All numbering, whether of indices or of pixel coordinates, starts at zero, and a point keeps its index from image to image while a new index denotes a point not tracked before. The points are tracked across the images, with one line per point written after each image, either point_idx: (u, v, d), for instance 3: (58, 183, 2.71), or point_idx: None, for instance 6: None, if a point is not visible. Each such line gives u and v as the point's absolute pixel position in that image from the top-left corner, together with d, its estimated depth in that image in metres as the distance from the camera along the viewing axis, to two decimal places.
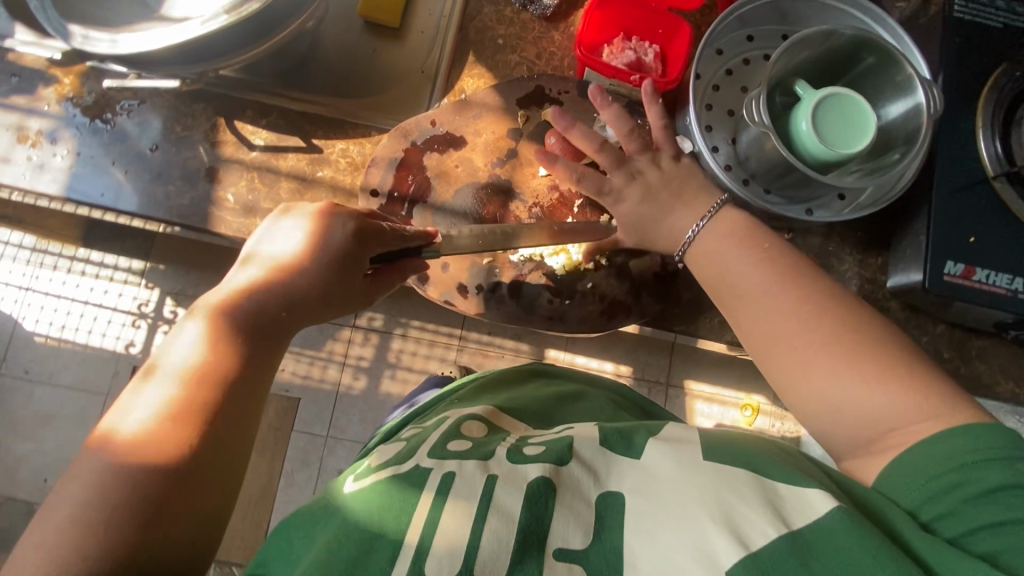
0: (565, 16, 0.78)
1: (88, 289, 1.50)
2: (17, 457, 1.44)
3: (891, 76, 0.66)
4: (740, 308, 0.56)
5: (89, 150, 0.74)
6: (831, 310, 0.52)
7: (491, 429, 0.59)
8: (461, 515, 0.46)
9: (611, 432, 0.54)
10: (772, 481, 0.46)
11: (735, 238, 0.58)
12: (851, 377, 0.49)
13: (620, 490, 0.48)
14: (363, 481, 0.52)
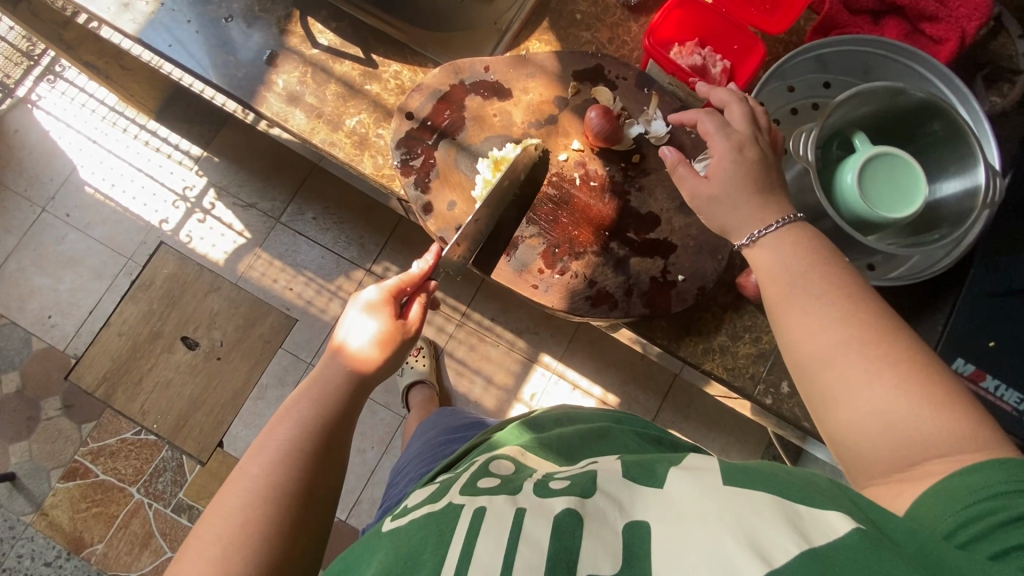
0: (648, 11, 0.78)
1: (146, 158, 1.57)
2: (32, 287, 1.53)
3: (955, 152, 0.62)
4: (787, 301, 0.47)
5: (173, 5, 0.78)
6: (879, 319, 0.43)
7: (519, 467, 0.50)
8: (493, 544, 0.35)
9: (632, 463, 0.43)
10: (795, 503, 0.34)
11: (795, 246, 0.49)
12: (902, 394, 0.39)
13: (647, 519, 0.36)
14: (403, 521, 0.42)
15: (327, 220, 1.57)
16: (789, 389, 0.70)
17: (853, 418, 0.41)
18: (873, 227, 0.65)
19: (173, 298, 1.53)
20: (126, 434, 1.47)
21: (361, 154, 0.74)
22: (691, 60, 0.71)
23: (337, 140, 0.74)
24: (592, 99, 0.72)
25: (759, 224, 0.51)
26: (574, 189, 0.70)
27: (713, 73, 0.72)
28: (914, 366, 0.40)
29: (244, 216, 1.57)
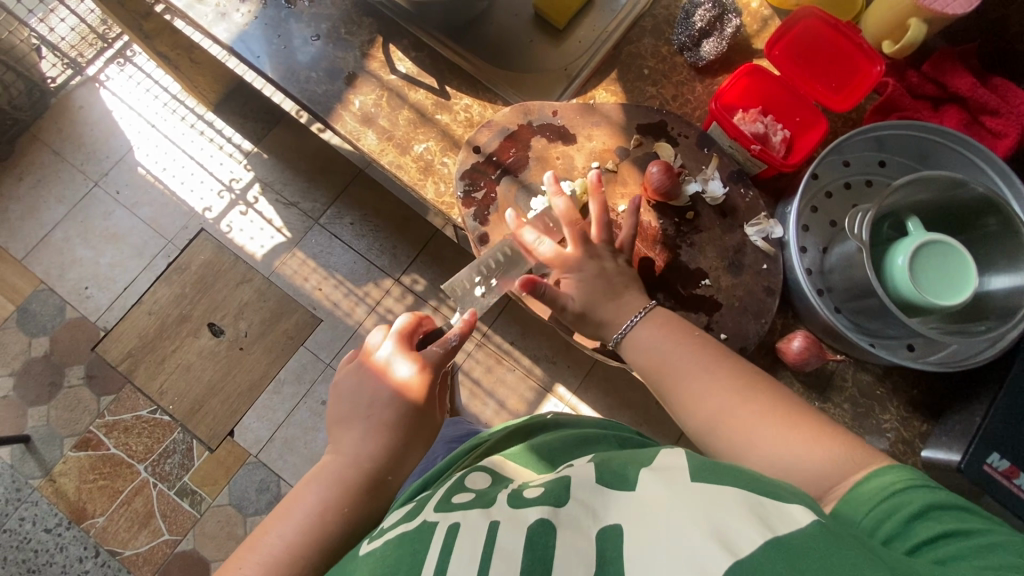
0: (714, 73, 0.81)
1: (201, 146, 1.63)
2: (75, 257, 1.58)
3: (1008, 247, 0.63)
4: (679, 381, 0.59)
5: (266, 18, 0.83)
6: (756, 382, 0.56)
7: (496, 478, 0.55)
8: (466, 558, 0.40)
9: (605, 470, 0.48)
10: (762, 499, 0.40)
11: (666, 328, 0.62)
12: (788, 433, 0.51)
13: (619, 521, 0.41)
14: (381, 542, 0.47)
15: (365, 226, 1.61)
16: None
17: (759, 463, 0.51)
18: (919, 309, 0.65)
19: (206, 284, 1.57)
20: (142, 411, 1.50)
21: (425, 179, 0.77)
22: (753, 126, 0.73)
23: (404, 164, 0.78)
24: (653, 152, 0.75)
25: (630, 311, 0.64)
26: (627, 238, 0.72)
27: (773, 142, 0.73)
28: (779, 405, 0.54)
29: (285, 213, 1.61)
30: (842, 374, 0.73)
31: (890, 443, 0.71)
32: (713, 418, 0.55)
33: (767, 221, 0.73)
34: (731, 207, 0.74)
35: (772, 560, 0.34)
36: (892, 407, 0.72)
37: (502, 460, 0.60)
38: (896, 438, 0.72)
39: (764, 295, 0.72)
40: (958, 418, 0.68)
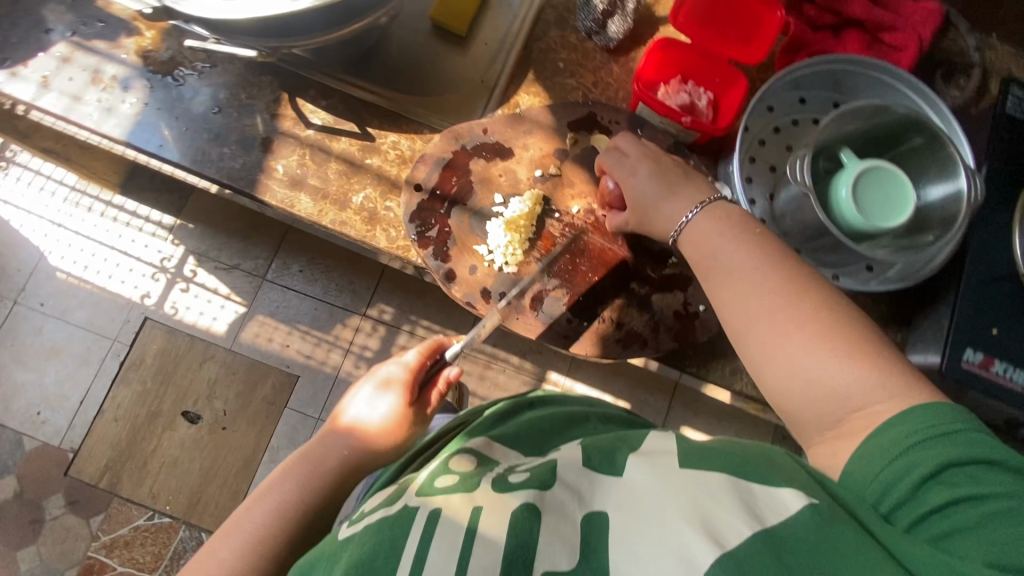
0: (626, 51, 0.82)
1: (118, 234, 1.52)
2: (17, 385, 1.47)
3: (936, 159, 0.68)
4: (716, 276, 0.54)
5: (157, 103, 0.77)
6: (810, 288, 0.49)
7: (481, 460, 0.52)
8: (446, 548, 0.38)
9: (594, 451, 0.47)
10: (749, 484, 0.40)
11: (722, 228, 0.55)
12: (836, 353, 0.45)
13: (604, 509, 0.41)
14: (358, 528, 0.42)
15: (315, 270, 1.56)
16: None
17: (788, 378, 0.46)
18: (870, 235, 0.69)
19: (167, 374, 1.48)
20: (138, 521, 1.42)
21: (373, 229, 0.74)
22: (678, 98, 0.75)
23: (348, 219, 0.75)
24: (591, 147, 0.75)
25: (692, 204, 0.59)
26: (588, 237, 0.73)
27: (700, 108, 0.75)
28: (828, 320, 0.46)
29: (229, 279, 1.54)
30: None
31: None
32: (754, 316, 0.49)
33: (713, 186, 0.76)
34: None
35: (764, 554, 0.34)
36: None
37: (488, 441, 0.57)
38: None
39: None
40: (926, 322, 0.73)
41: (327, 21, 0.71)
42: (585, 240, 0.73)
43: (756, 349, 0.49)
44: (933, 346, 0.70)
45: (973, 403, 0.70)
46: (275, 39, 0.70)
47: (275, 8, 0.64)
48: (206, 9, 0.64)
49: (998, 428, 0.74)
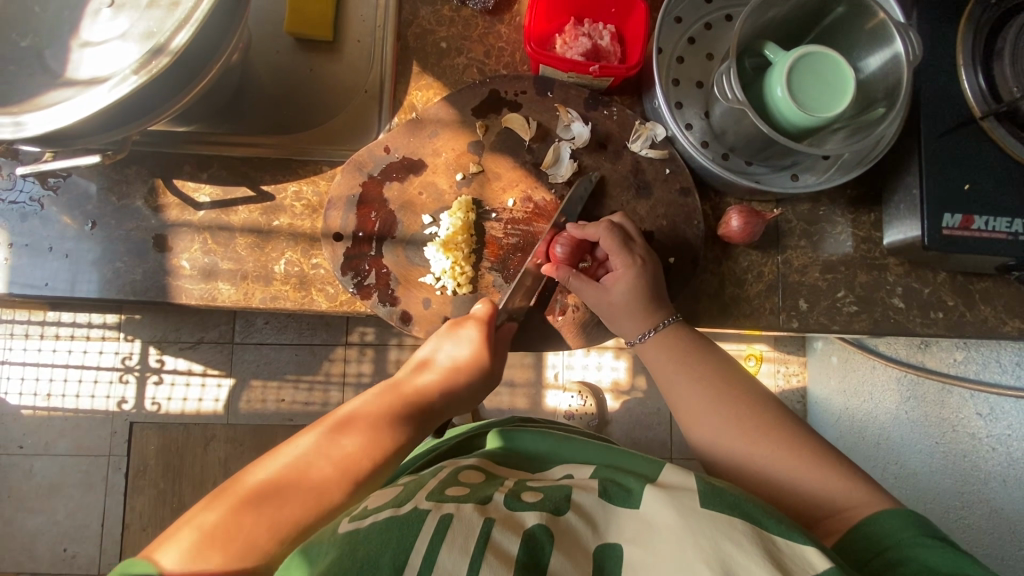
0: (508, 6, 0.73)
1: (67, 352, 1.43)
2: (30, 532, 1.42)
3: (863, 25, 0.63)
4: (680, 394, 0.62)
5: (26, 237, 0.67)
6: (775, 427, 0.57)
7: (488, 476, 0.56)
8: (459, 551, 0.42)
9: (610, 483, 0.52)
10: (773, 536, 0.44)
11: (675, 357, 0.63)
12: (798, 469, 0.54)
13: (619, 542, 0.45)
14: (365, 523, 0.44)
15: (280, 318, 1.48)
16: (807, 304, 0.71)
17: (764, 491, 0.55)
18: (816, 131, 0.64)
19: (175, 469, 1.44)
20: None
21: (308, 293, 0.68)
22: (579, 45, 0.67)
23: (278, 291, 0.68)
24: (504, 129, 0.68)
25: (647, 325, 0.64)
26: (534, 228, 0.68)
27: (605, 48, 0.68)
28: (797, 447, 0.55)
29: (197, 356, 1.46)
30: (786, 218, 0.73)
31: (854, 248, 0.73)
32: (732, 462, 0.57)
33: (645, 126, 0.69)
34: (605, 135, 0.69)
35: None
36: (839, 217, 0.73)
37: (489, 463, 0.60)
38: (857, 241, 0.73)
39: (683, 196, 0.69)
40: (898, 195, 0.69)
41: (165, 92, 0.60)
42: (534, 233, 0.67)
43: (733, 462, 0.57)
44: (911, 220, 0.67)
45: (964, 261, 0.68)
46: (121, 126, 0.61)
47: (96, 100, 0.55)
48: (23, 125, 0.55)
49: (992, 274, 0.72)
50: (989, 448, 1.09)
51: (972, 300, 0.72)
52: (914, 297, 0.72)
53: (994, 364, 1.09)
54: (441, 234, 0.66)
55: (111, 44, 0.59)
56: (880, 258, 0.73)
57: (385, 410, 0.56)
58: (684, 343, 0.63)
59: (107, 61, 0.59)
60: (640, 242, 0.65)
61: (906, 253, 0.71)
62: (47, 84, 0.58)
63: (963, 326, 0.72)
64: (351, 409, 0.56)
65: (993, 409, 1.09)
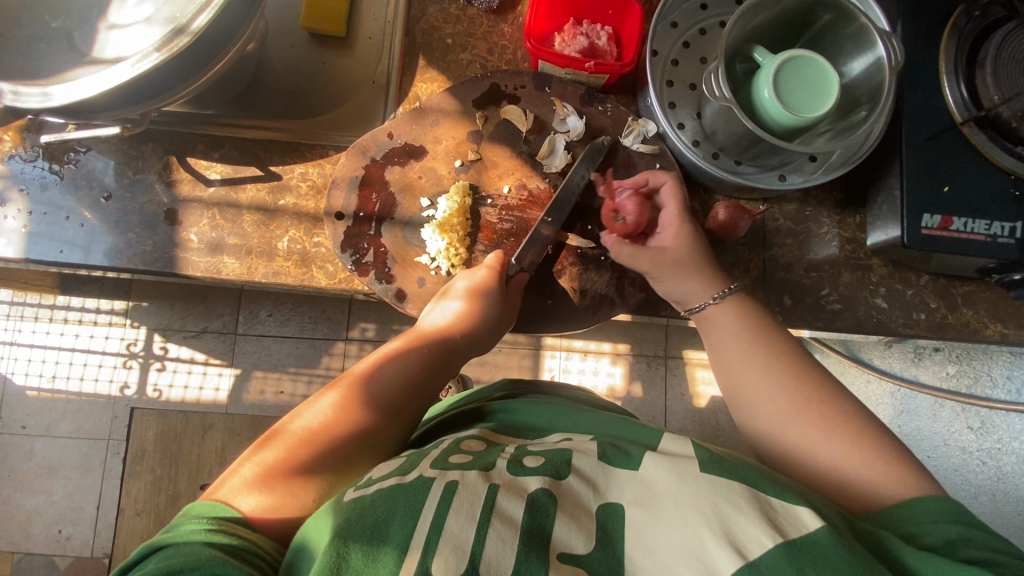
0: (511, 7, 0.77)
1: (74, 335, 1.46)
2: (28, 511, 1.44)
3: (848, 32, 0.66)
4: (742, 367, 0.59)
5: (44, 207, 0.71)
6: (853, 418, 0.53)
7: (489, 444, 0.57)
8: (465, 518, 0.44)
9: (609, 447, 0.53)
10: (770, 497, 0.46)
11: (737, 331, 0.61)
12: (873, 460, 0.50)
13: (620, 501, 0.47)
14: (371, 491, 0.47)
15: (283, 311, 1.51)
16: (792, 300, 0.73)
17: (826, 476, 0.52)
18: (802, 130, 0.66)
19: (173, 456, 1.46)
20: None
21: (308, 270, 0.71)
22: (576, 44, 0.71)
23: (280, 267, 0.71)
24: (503, 120, 0.71)
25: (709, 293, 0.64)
26: (528, 214, 0.71)
27: (601, 47, 0.71)
28: (840, 423, 0.52)
29: (201, 344, 1.49)
30: (772, 215, 0.75)
31: (839, 248, 0.75)
32: (802, 440, 0.53)
33: (638, 123, 0.72)
34: (599, 129, 0.72)
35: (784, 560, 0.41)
36: (825, 217, 0.75)
37: (490, 432, 0.61)
38: (842, 241, 0.75)
39: None
40: (880, 197, 0.71)
41: (182, 72, 0.64)
42: (530, 219, 0.70)
43: (805, 444, 0.53)
44: (892, 221, 0.69)
45: (945, 263, 0.70)
46: (141, 102, 0.64)
47: (118, 75, 0.59)
48: (50, 97, 0.59)
49: (974, 278, 0.74)
50: (980, 462, 1.15)
51: (954, 303, 0.74)
52: (897, 299, 0.74)
53: (987, 379, 1.12)
54: (439, 215, 0.68)
55: (136, 28, 0.62)
56: (864, 259, 0.75)
57: (399, 363, 0.60)
58: (727, 317, 0.62)
59: (132, 43, 0.62)
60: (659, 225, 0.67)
61: (888, 253, 0.73)
62: (73, 62, 0.62)
63: (945, 328, 0.74)
64: (370, 363, 0.60)
65: (985, 424, 1.13)
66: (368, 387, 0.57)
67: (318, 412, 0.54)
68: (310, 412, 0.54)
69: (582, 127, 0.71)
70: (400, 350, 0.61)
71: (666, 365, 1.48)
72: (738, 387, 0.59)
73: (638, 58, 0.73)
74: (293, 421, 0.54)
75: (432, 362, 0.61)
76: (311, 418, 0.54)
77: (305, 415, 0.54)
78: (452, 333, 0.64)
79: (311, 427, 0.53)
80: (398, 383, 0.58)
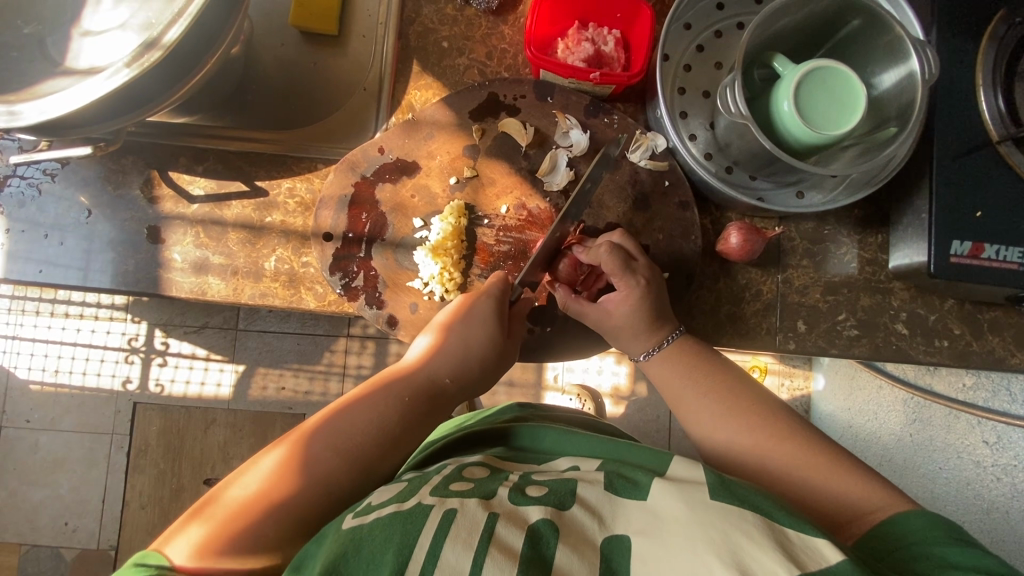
0: (512, 7, 0.72)
1: (75, 330, 1.45)
2: (34, 504, 1.45)
3: (879, 39, 0.60)
4: (687, 399, 0.61)
5: (23, 223, 0.68)
6: (792, 436, 0.55)
7: (493, 471, 0.54)
8: (461, 546, 0.41)
9: (615, 476, 0.51)
10: (785, 528, 0.43)
11: (681, 370, 0.62)
12: (818, 475, 0.52)
13: (627, 533, 0.44)
14: (369, 519, 0.45)
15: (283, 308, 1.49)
16: (806, 326, 0.69)
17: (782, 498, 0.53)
18: (823, 147, 0.61)
19: (176, 451, 1.46)
20: None
21: (297, 292, 0.67)
22: (581, 51, 0.65)
23: (267, 288, 0.68)
24: (501, 134, 0.67)
25: (652, 343, 0.63)
26: (526, 234, 0.67)
27: (608, 54, 0.66)
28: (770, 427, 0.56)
29: (202, 340, 1.48)
30: (788, 236, 0.71)
31: (858, 270, 0.70)
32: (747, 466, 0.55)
33: (646, 137, 0.68)
34: (604, 143, 0.67)
35: None
36: (845, 237, 0.71)
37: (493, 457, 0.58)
38: (862, 262, 0.71)
39: (682, 210, 0.68)
40: (906, 218, 0.67)
41: (161, 84, 0.60)
42: (530, 242, 0.66)
43: (751, 467, 0.55)
44: (918, 245, 0.64)
45: (973, 289, 0.65)
46: (120, 117, 0.60)
47: (90, 91, 0.54)
48: (17, 115, 0.55)
49: (1002, 303, 0.69)
50: (994, 478, 1.07)
51: (980, 329, 0.70)
52: (919, 324, 0.70)
53: (1004, 394, 1.05)
54: (433, 237, 0.65)
55: (111, 34, 0.58)
56: (885, 282, 0.71)
57: (373, 412, 0.53)
58: (680, 365, 0.62)
59: (108, 51, 0.58)
60: (643, 264, 0.63)
61: (911, 278, 0.69)
62: (45, 72, 0.58)
63: (968, 356, 0.70)
64: (324, 413, 0.53)
65: (1000, 438, 1.06)
66: (321, 441, 0.50)
67: (257, 477, 0.47)
68: (250, 478, 0.48)
69: (587, 142, 0.67)
70: (358, 405, 0.53)
71: None
72: (686, 419, 0.61)
73: (647, 66, 0.68)
74: (231, 486, 0.47)
75: (395, 410, 0.54)
76: (251, 484, 0.47)
77: (244, 481, 0.48)
78: (423, 382, 0.57)
79: (249, 495, 0.46)
80: (353, 444, 0.51)
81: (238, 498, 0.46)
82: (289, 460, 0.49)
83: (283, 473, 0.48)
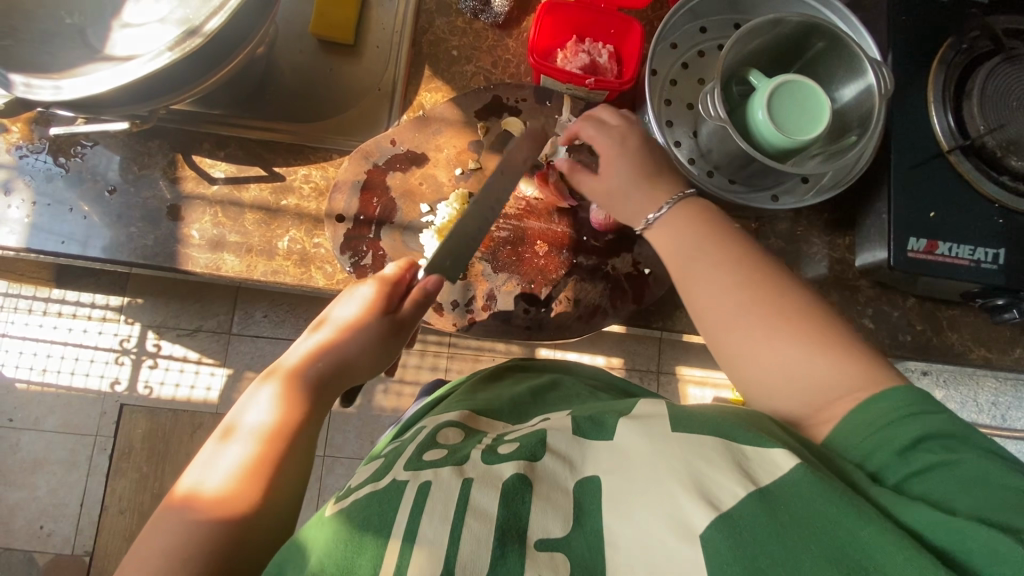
0: (517, 22, 0.80)
1: (67, 329, 1.45)
2: (10, 506, 1.42)
3: (842, 59, 0.68)
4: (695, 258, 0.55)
5: (48, 198, 0.72)
6: (801, 321, 0.50)
7: (468, 433, 0.55)
8: (439, 517, 0.43)
9: (582, 418, 0.51)
10: (741, 446, 0.44)
11: (691, 225, 0.56)
12: (810, 357, 0.48)
13: (596, 473, 0.46)
14: (348, 502, 0.47)
15: (279, 312, 1.51)
16: None
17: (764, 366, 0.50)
18: (794, 152, 0.68)
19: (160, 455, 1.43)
20: None
21: (307, 270, 0.72)
22: (578, 60, 0.73)
23: (279, 266, 0.72)
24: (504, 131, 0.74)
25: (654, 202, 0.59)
26: (524, 224, 0.73)
27: (602, 65, 0.74)
28: (767, 287, 0.51)
29: (194, 343, 1.49)
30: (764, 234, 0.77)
31: (828, 269, 0.77)
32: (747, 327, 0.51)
33: None
34: None
35: (759, 517, 0.40)
36: (815, 238, 0.77)
37: (472, 413, 0.59)
38: (832, 261, 0.77)
39: None
40: (869, 219, 0.73)
41: (195, 71, 0.65)
42: (530, 229, 0.73)
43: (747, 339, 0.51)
44: (880, 244, 0.71)
45: (930, 286, 0.72)
46: (149, 100, 0.65)
47: (132, 71, 0.59)
48: (62, 90, 0.60)
49: (959, 302, 0.75)
50: None
51: (939, 326, 0.76)
52: (884, 319, 0.76)
53: None
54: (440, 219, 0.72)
55: (149, 26, 0.63)
56: (853, 280, 0.77)
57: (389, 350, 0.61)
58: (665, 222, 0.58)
59: (143, 40, 0.62)
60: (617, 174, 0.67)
61: (876, 275, 0.75)
62: (85, 57, 0.62)
63: (929, 350, 0.75)
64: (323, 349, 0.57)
65: None
66: (323, 377, 0.55)
67: (267, 407, 0.53)
68: (264, 407, 0.53)
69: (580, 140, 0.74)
70: (347, 347, 0.58)
71: (659, 380, 1.48)
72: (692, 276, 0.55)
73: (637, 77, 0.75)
74: (243, 416, 0.52)
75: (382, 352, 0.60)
76: (261, 415, 0.52)
77: (257, 407, 0.52)
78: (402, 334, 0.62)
79: (261, 428, 0.51)
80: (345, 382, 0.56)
81: (255, 428, 0.51)
82: (300, 392, 0.54)
83: (290, 407, 0.53)
